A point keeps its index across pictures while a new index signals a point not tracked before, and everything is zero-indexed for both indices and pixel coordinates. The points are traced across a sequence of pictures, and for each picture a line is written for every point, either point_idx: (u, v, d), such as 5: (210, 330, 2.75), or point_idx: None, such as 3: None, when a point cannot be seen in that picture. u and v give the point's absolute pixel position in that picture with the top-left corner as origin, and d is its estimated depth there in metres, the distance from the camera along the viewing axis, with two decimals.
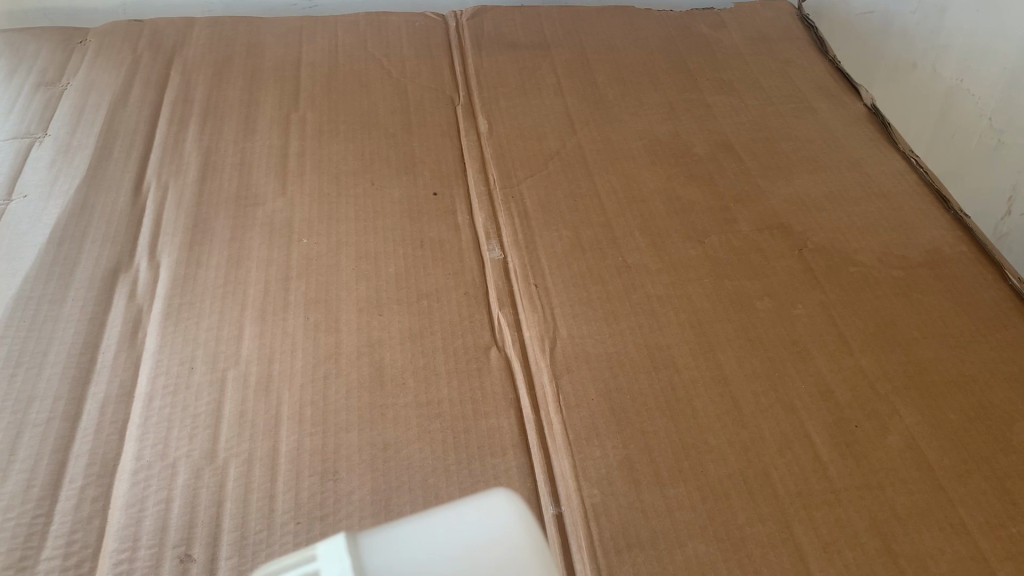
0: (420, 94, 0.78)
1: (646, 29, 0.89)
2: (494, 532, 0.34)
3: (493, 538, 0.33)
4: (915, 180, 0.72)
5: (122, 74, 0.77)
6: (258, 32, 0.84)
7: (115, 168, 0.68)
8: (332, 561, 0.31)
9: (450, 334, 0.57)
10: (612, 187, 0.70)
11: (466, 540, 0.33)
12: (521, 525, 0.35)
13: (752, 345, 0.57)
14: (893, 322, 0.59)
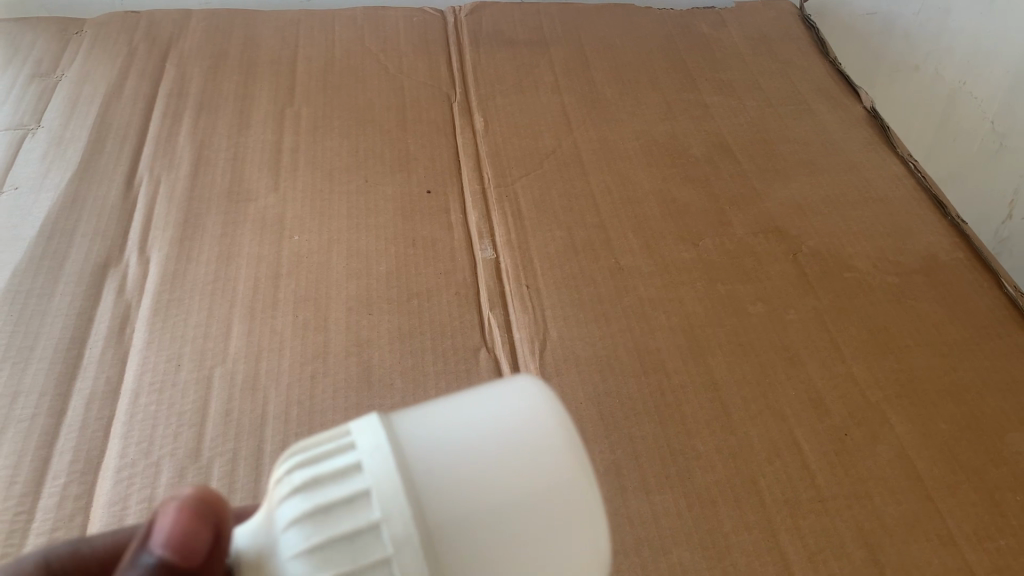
0: (416, 90, 0.78)
1: (645, 27, 0.88)
2: (539, 408, 0.28)
3: (539, 416, 0.28)
4: (912, 185, 0.71)
5: (117, 65, 0.77)
6: (255, 25, 0.83)
7: (108, 161, 0.67)
8: (368, 434, 0.27)
9: (440, 334, 0.57)
10: (607, 187, 0.69)
11: (503, 421, 0.28)
12: (557, 400, 0.29)
13: (743, 350, 0.57)
14: (886, 329, 0.58)
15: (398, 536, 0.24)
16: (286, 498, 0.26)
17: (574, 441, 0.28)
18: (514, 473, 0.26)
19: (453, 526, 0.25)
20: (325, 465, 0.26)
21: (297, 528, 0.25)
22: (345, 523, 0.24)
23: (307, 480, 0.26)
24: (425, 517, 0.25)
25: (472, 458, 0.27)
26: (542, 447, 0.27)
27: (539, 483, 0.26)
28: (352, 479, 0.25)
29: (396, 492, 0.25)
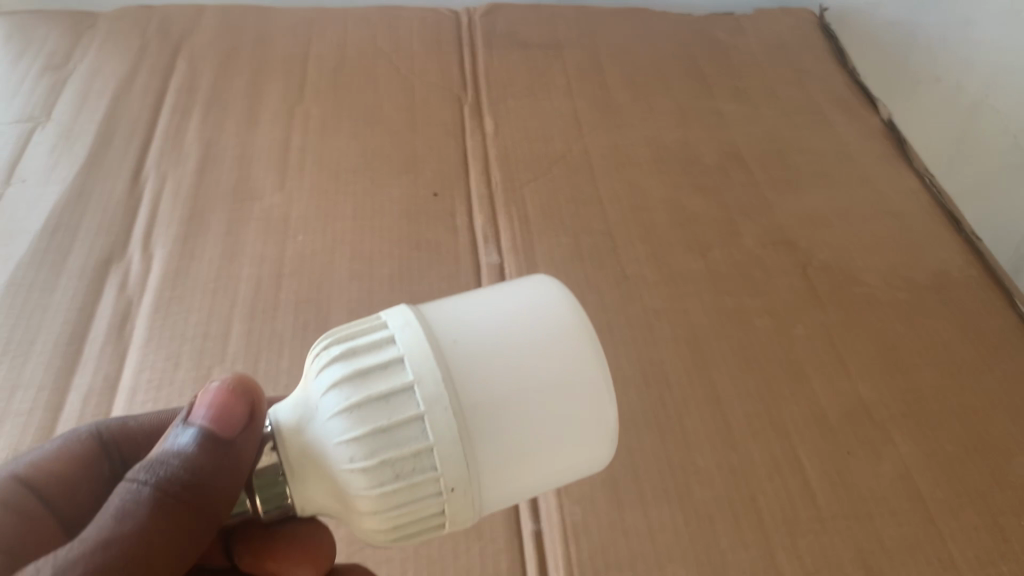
0: (427, 91, 0.77)
1: (661, 32, 0.87)
2: (535, 303, 0.36)
3: (541, 310, 0.35)
4: (927, 200, 0.70)
5: (128, 60, 0.77)
6: (268, 22, 0.83)
7: (116, 156, 0.67)
8: (396, 322, 0.34)
9: None
10: (615, 194, 0.69)
11: (503, 312, 0.35)
12: (558, 295, 0.36)
13: (747, 364, 0.56)
14: (894, 347, 0.57)
15: (427, 395, 0.31)
16: (329, 367, 0.33)
17: (571, 327, 0.35)
18: (513, 348, 0.34)
19: (468, 389, 0.32)
20: (362, 342, 0.34)
21: (338, 390, 0.32)
22: (381, 385, 0.32)
23: (347, 353, 0.33)
24: (446, 381, 0.32)
25: (480, 338, 0.34)
26: (545, 333, 0.34)
27: (532, 357, 0.34)
28: (387, 352, 0.33)
29: (423, 363, 0.32)
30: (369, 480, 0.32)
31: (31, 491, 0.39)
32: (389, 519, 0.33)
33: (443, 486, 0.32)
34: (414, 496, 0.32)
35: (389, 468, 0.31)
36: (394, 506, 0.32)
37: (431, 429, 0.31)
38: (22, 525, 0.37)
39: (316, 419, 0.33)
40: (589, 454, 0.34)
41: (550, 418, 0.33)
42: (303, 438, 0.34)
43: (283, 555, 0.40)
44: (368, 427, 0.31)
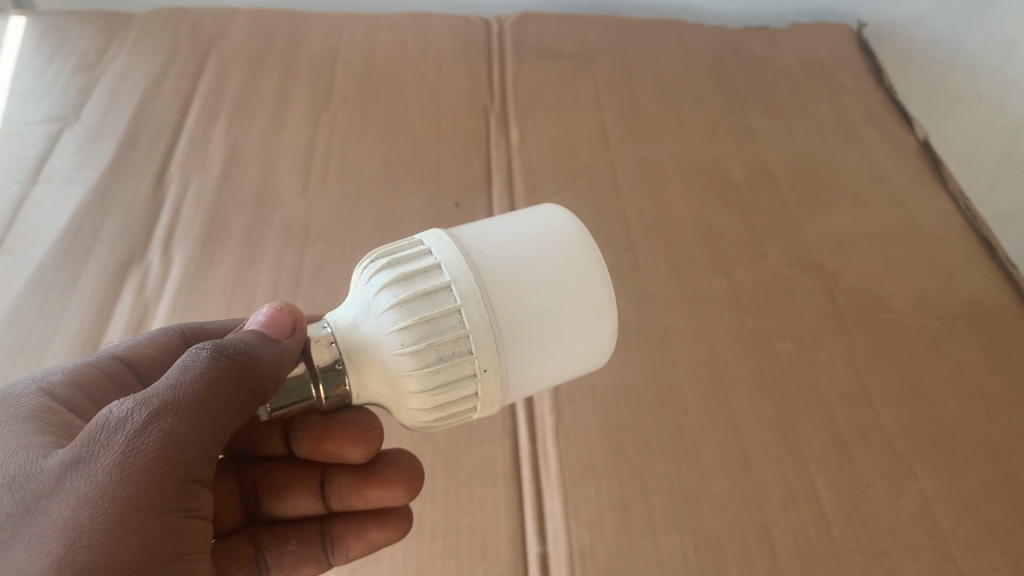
0: (453, 99, 0.77)
1: (695, 45, 0.86)
2: (548, 219, 0.38)
3: (553, 224, 0.37)
4: (962, 224, 0.68)
5: (158, 62, 0.77)
6: (299, 27, 0.83)
7: (141, 158, 0.68)
8: (429, 240, 0.36)
9: None
10: (640, 209, 0.68)
11: (522, 227, 0.37)
12: (564, 213, 0.39)
13: (767, 389, 0.54)
14: (920, 376, 0.56)
15: (463, 292, 0.34)
16: (374, 273, 0.35)
17: (580, 237, 0.37)
18: (534, 253, 0.36)
19: (501, 292, 0.34)
20: (399, 254, 0.36)
21: (381, 292, 0.34)
22: (422, 285, 0.34)
23: (390, 261, 0.35)
24: (481, 284, 0.34)
25: (506, 248, 0.36)
26: (564, 243, 0.36)
27: (553, 262, 0.36)
28: (423, 261, 0.35)
29: (459, 268, 0.34)
30: (415, 369, 0.33)
31: (127, 363, 0.40)
32: (433, 406, 0.34)
33: (481, 370, 0.34)
34: (454, 381, 0.34)
35: (434, 352, 0.33)
36: (436, 391, 0.34)
37: (468, 319, 0.33)
38: (111, 390, 0.38)
39: (360, 317, 0.35)
40: (600, 349, 0.37)
41: (571, 317, 0.35)
42: (347, 336, 0.35)
43: (338, 437, 0.40)
44: (414, 317, 0.33)
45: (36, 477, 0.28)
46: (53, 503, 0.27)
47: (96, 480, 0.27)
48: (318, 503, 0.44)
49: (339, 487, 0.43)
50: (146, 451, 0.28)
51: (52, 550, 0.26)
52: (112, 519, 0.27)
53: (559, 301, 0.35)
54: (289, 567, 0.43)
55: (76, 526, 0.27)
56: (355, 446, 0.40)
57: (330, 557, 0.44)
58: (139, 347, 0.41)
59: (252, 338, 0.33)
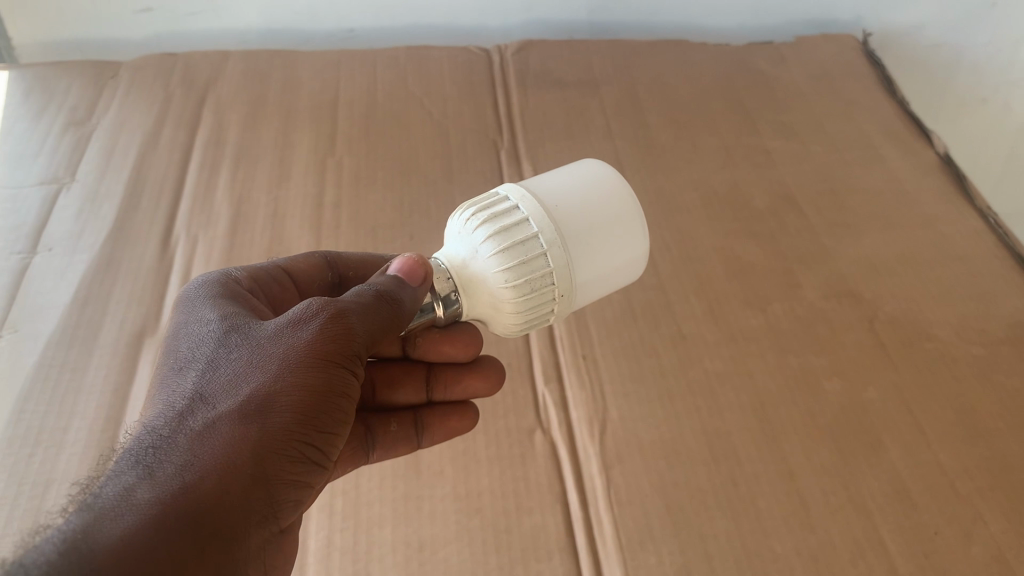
0: (462, 137, 0.75)
1: (701, 64, 0.84)
2: (598, 174, 0.45)
3: (602, 179, 0.45)
4: (994, 242, 0.66)
5: (153, 113, 0.74)
6: (295, 66, 0.80)
7: (144, 220, 0.65)
8: (514, 196, 0.43)
9: (491, 413, 0.53)
10: (665, 244, 0.66)
11: (580, 183, 0.45)
12: (606, 168, 0.46)
13: (820, 433, 0.52)
14: (973, 409, 0.54)
15: (548, 241, 0.42)
16: (470, 221, 0.43)
17: (624, 190, 0.45)
18: (595, 206, 0.44)
19: (573, 237, 0.42)
20: (494, 208, 0.43)
21: (484, 239, 0.42)
22: (517, 233, 0.42)
23: (483, 211, 0.43)
24: (562, 233, 0.42)
25: (572, 202, 0.44)
26: (612, 196, 0.44)
27: (608, 212, 0.44)
28: (514, 216, 0.42)
29: (542, 219, 0.42)
30: (514, 297, 0.42)
31: (289, 272, 0.48)
32: (524, 320, 0.43)
33: (561, 295, 0.43)
34: (541, 302, 0.43)
35: (528, 286, 0.42)
36: (526, 311, 0.43)
37: (553, 260, 0.42)
38: (275, 289, 0.47)
39: (464, 257, 0.43)
40: (638, 271, 0.46)
41: (620, 251, 0.44)
42: (454, 272, 0.43)
43: (457, 340, 0.47)
44: (514, 259, 0.41)
45: (256, 329, 0.36)
46: (267, 343, 0.35)
47: (300, 336, 0.35)
48: (421, 394, 0.51)
49: (443, 378, 0.50)
50: (338, 328, 0.36)
51: (263, 372, 0.34)
52: (308, 366, 0.35)
53: (612, 240, 0.43)
54: (389, 445, 0.49)
55: (284, 363, 0.34)
56: (468, 343, 0.48)
57: (420, 442, 0.50)
58: (298, 262, 0.49)
59: (398, 277, 0.41)
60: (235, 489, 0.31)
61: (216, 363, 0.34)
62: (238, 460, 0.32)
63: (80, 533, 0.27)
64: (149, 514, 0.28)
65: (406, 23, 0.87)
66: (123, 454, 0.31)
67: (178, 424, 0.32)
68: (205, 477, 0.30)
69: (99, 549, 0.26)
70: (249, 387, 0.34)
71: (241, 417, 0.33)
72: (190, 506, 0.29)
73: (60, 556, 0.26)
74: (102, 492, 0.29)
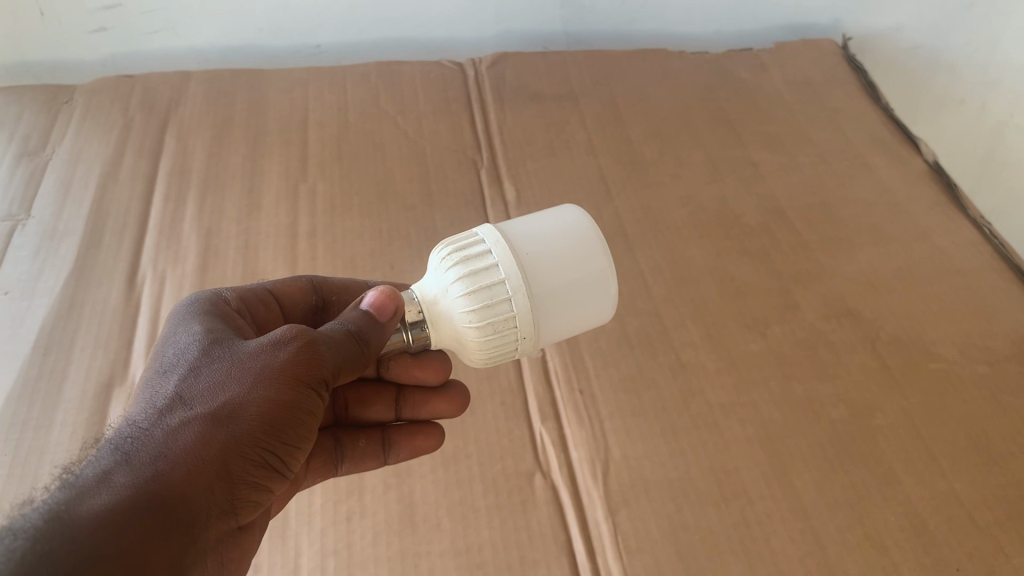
0: (439, 157, 0.72)
1: (681, 73, 0.82)
2: (577, 219, 0.43)
3: (580, 226, 0.43)
4: (990, 253, 0.65)
5: (112, 141, 0.70)
6: (261, 86, 0.77)
7: (107, 257, 0.61)
8: (489, 236, 0.42)
9: (487, 456, 0.50)
10: (656, 266, 0.63)
11: (557, 226, 0.43)
12: (587, 213, 0.44)
13: (830, 466, 0.50)
14: (984, 433, 0.52)
15: (514, 288, 0.40)
16: (443, 257, 0.42)
17: (600, 241, 0.43)
18: (567, 252, 0.42)
19: (543, 278, 0.41)
20: (468, 246, 0.41)
21: (453, 279, 0.40)
22: (486, 277, 0.40)
23: (456, 249, 0.41)
24: (529, 280, 0.40)
25: (545, 246, 0.42)
26: (587, 243, 0.42)
27: (579, 260, 0.42)
28: (485, 258, 0.40)
29: (511, 265, 0.40)
30: (477, 339, 0.40)
31: (275, 293, 0.47)
32: (488, 359, 0.42)
33: (527, 338, 0.41)
34: (505, 345, 0.41)
35: (493, 329, 0.40)
36: (490, 352, 0.41)
37: (517, 307, 0.40)
38: (261, 310, 0.46)
39: (435, 291, 0.42)
40: (608, 317, 0.44)
41: (590, 299, 0.42)
42: (425, 306, 0.42)
43: (427, 363, 0.47)
44: (479, 300, 0.40)
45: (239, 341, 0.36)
46: (247, 353, 0.35)
47: (278, 349, 0.35)
48: (391, 412, 0.51)
49: (410, 398, 0.50)
50: (314, 347, 0.36)
51: (241, 380, 0.34)
52: (284, 376, 0.35)
53: (581, 288, 0.42)
54: (356, 460, 0.48)
55: (262, 374, 0.34)
56: (437, 367, 0.47)
57: (386, 458, 0.49)
58: (284, 284, 0.48)
59: (369, 313, 0.40)
60: (204, 486, 0.31)
61: (196, 368, 0.34)
62: (211, 458, 0.32)
63: (58, 508, 0.27)
64: (124, 499, 0.28)
65: (375, 37, 0.84)
66: (102, 446, 0.31)
67: (154, 420, 0.32)
68: (177, 471, 0.30)
69: (76, 524, 0.27)
70: (226, 391, 0.34)
71: (217, 418, 0.33)
72: (162, 496, 0.29)
73: (39, 528, 0.26)
74: (80, 476, 0.29)
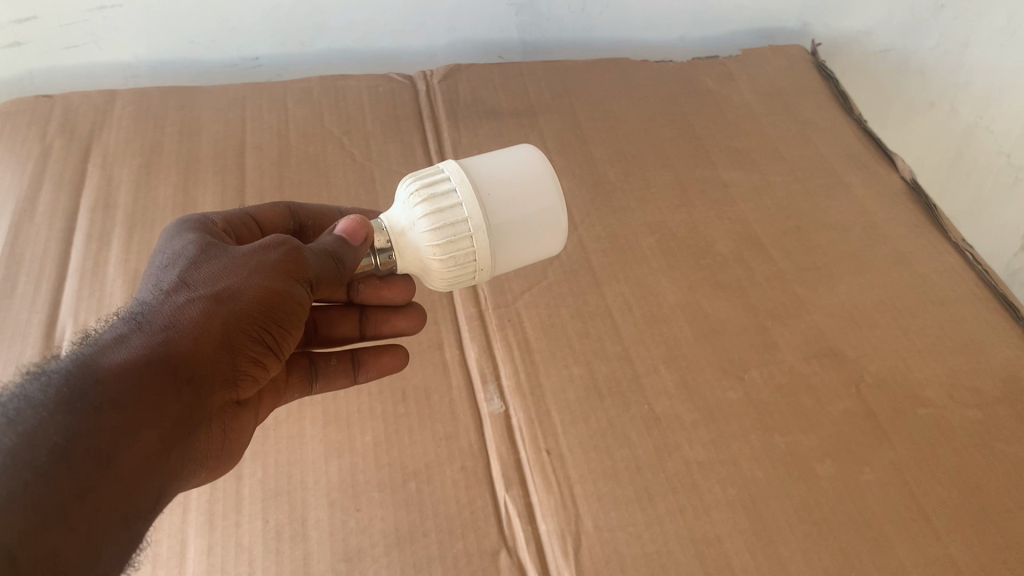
0: (390, 181, 0.66)
1: (644, 84, 0.78)
2: (531, 161, 0.45)
3: (534, 168, 0.44)
4: (974, 280, 0.62)
5: (28, 172, 0.64)
6: (193, 105, 0.71)
7: (21, 309, 0.55)
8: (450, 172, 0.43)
9: (447, 533, 0.46)
10: (625, 301, 0.59)
11: (512, 168, 0.44)
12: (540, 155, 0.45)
13: (818, 531, 0.47)
14: (979, 487, 0.49)
15: (474, 225, 0.42)
16: (410, 189, 0.43)
17: (551, 183, 0.44)
18: (520, 192, 0.43)
19: (500, 217, 0.42)
20: (432, 182, 0.43)
21: (418, 214, 0.42)
22: (449, 213, 0.42)
23: (425, 184, 0.42)
24: (488, 218, 0.42)
25: (500, 186, 0.43)
26: (540, 184, 0.44)
27: (531, 201, 0.43)
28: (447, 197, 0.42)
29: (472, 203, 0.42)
30: (441, 270, 0.43)
31: (255, 219, 0.48)
32: (450, 284, 0.44)
33: (483, 269, 0.44)
34: (465, 275, 0.44)
35: (454, 262, 0.42)
36: (451, 280, 0.44)
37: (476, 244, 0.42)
38: (246, 231, 0.47)
39: (402, 221, 0.43)
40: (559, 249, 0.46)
41: (542, 234, 0.44)
42: (393, 235, 0.44)
43: (390, 283, 0.50)
44: (442, 236, 0.41)
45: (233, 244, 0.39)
46: (241, 252, 0.38)
47: (271, 252, 0.39)
48: (355, 330, 0.55)
49: (371, 317, 0.53)
50: (299, 255, 0.39)
51: (237, 272, 0.37)
52: (280, 271, 0.38)
53: (534, 224, 0.44)
54: (329, 377, 0.51)
55: (255, 269, 0.38)
56: (403, 287, 0.50)
57: (356, 377, 0.51)
58: (264, 211, 0.49)
59: (343, 237, 0.42)
60: (207, 354, 0.35)
61: (197, 259, 0.37)
62: (212, 330, 0.35)
63: (82, 359, 0.31)
64: (138, 359, 0.32)
65: (318, 48, 0.78)
66: (116, 318, 0.35)
67: (163, 295, 0.35)
68: (183, 340, 0.34)
69: (99, 374, 0.30)
70: (227, 278, 0.37)
71: (217, 298, 0.36)
72: (169, 360, 0.33)
73: (66, 371, 0.30)
74: (99, 339, 0.33)
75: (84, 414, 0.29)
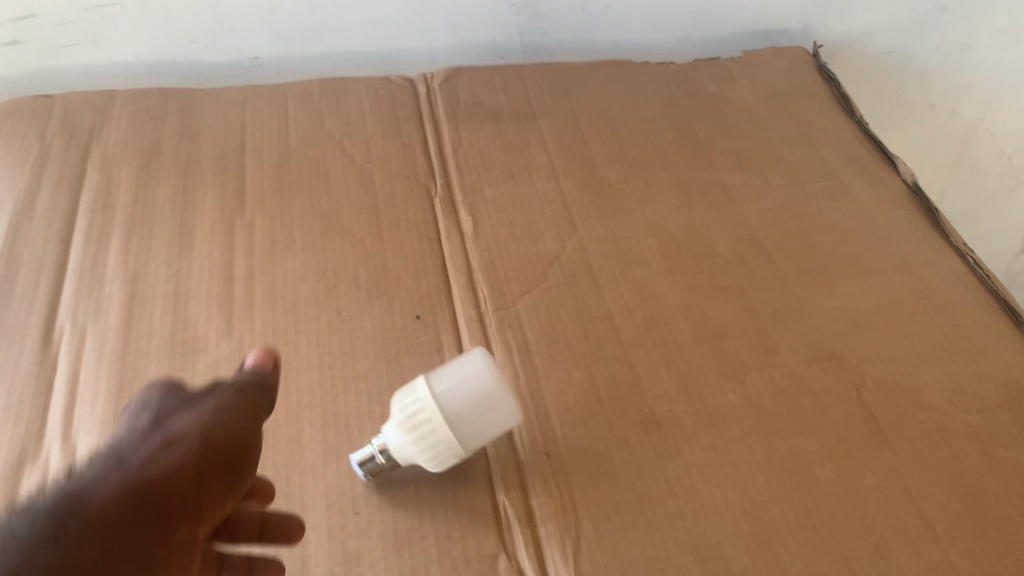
0: (390, 184, 0.66)
1: (645, 87, 0.78)
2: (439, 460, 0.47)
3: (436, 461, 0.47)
4: (975, 283, 0.62)
5: (28, 172, 0.64)
6: (193, 108, 0.71)
7: (20, 309, 0.55)
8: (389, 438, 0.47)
9: (446, 538, 0.45)
10: (625, 305, 0.58)
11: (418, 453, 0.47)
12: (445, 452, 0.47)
13: (818, 536, 0.46)
14: (980, 492, 0.49)
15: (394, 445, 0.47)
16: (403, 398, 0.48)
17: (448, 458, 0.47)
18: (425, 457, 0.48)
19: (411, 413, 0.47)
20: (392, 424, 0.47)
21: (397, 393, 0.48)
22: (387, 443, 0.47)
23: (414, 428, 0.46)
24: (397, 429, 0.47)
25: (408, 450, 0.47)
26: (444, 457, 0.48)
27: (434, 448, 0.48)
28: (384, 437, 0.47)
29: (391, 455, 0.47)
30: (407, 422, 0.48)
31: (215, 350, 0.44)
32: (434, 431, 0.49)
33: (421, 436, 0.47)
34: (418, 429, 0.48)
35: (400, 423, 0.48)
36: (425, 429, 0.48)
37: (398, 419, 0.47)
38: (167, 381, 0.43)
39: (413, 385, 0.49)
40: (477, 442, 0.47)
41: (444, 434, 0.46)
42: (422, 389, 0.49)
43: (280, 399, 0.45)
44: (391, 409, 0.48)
45: (176, 394, 0.41)
46: (191, 407, 0.40)
47: (210, 409, 0.40)
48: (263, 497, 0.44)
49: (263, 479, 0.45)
50: (231, 405, 0.41)
51: (191, 424, 0.39)
52: (242, 415, 0.41)
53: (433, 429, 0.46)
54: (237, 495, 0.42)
55: (203, 422, 0.39)
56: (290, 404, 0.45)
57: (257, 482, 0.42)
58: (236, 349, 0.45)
59: (257, 370, 0.44)
60: (179, 498, 0.36)
61: (155, 417, 0.40)
62: (180, 474, 0.37)
63: (59, 504, 0.32)
64: (109, 509, 0.33)
65: (318, 49, 0.78)
66: (89, 463, 0.36)
67: (137, 441, 0.37)
68: (155, 485, 0.35)
69: (70, 525, 0.32)
70: (185, 429, 0.39)
71: (177, 448, 0.37)
72: (141, 508, 0.34)
73: (42, 518, 0.31)
74: (75, 480, 0.34)
75: (63, 565, 0.31)
